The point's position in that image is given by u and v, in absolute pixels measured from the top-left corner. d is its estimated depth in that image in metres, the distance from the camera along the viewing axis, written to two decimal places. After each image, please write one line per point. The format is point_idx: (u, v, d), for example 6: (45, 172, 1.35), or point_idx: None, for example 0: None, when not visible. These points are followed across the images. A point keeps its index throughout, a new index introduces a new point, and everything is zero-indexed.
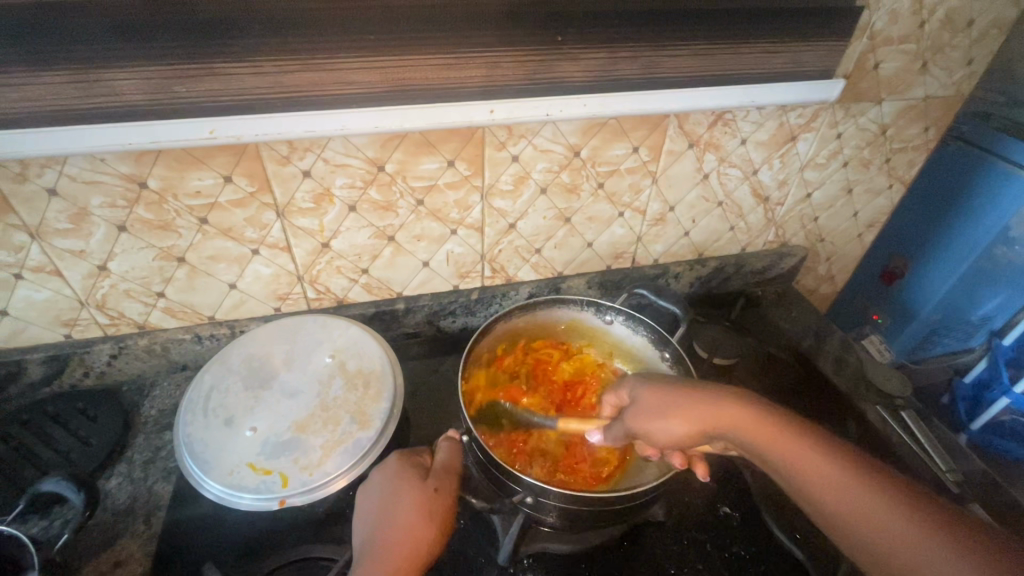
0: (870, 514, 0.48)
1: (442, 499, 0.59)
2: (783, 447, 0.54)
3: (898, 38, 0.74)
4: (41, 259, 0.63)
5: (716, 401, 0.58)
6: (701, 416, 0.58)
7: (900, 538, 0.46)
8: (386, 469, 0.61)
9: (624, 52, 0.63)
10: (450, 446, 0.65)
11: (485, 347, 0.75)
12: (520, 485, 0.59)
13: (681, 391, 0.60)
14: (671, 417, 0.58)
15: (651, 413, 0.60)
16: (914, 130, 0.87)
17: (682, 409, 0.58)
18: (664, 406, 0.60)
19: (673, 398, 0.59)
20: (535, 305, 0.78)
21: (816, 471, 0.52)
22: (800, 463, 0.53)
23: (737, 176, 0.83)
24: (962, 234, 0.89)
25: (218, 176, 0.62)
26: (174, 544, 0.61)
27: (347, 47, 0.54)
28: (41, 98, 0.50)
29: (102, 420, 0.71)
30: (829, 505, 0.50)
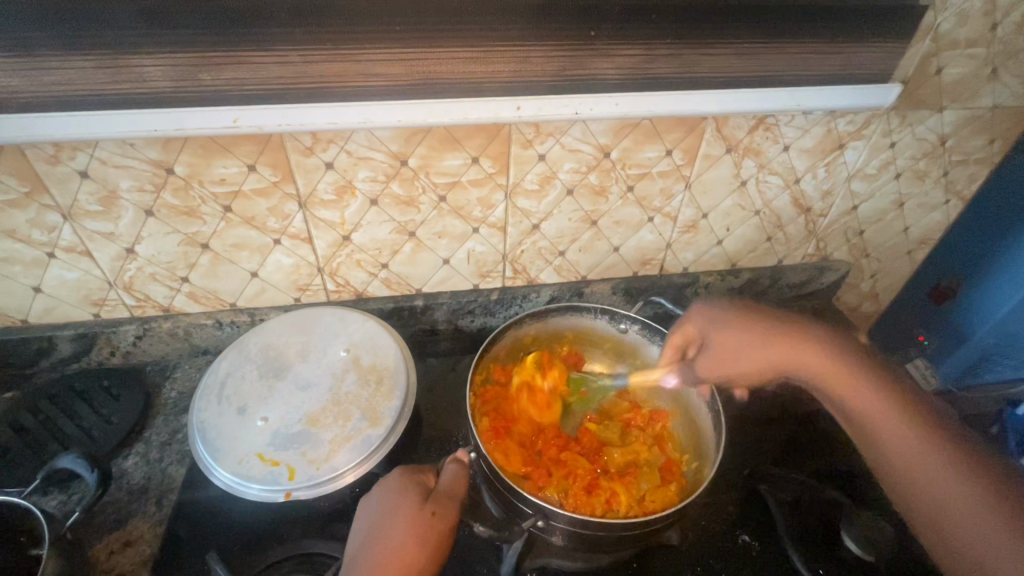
0: (958, 496, 0.49)
1: (439, 527, 0.55)
2: (850, 390, 0.58)
3: (966, 42, 0.68)
4: (72, 240, 0.64)
5: (786, 342, 0.62)
6: (785, 347, 0.62)
7: (939, 487, 0.50)
8: (386, 485, 0.58)
9: (660, 49, 0.60)
10: (457, 471, 0.61)
11: (501, 349, 0.76)
12: (529, 508, 0.57)
13: (773, 328, 0.64)
14: (769, 344, 0.63)
15: (740, 342, 0.64)
16: (977, 142, 0.80)
17: (752, 331, 0.64)
18: (748, 335, 0.64)
19: (790, 344, 0.62)
20: (547, 312, 0.76)
21: (916, 451, 0.53)
22: (868, 411, 0.57)
23: (778, 184, 0.78)
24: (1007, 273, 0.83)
25: (243, 165, 0.62)
26: (181, 526, 0.62)
27: (373, 36, 0.53)
28: (72, 83, 0.51)
29: (124, 399, 0.73)
30: (906, 464, 0.53)
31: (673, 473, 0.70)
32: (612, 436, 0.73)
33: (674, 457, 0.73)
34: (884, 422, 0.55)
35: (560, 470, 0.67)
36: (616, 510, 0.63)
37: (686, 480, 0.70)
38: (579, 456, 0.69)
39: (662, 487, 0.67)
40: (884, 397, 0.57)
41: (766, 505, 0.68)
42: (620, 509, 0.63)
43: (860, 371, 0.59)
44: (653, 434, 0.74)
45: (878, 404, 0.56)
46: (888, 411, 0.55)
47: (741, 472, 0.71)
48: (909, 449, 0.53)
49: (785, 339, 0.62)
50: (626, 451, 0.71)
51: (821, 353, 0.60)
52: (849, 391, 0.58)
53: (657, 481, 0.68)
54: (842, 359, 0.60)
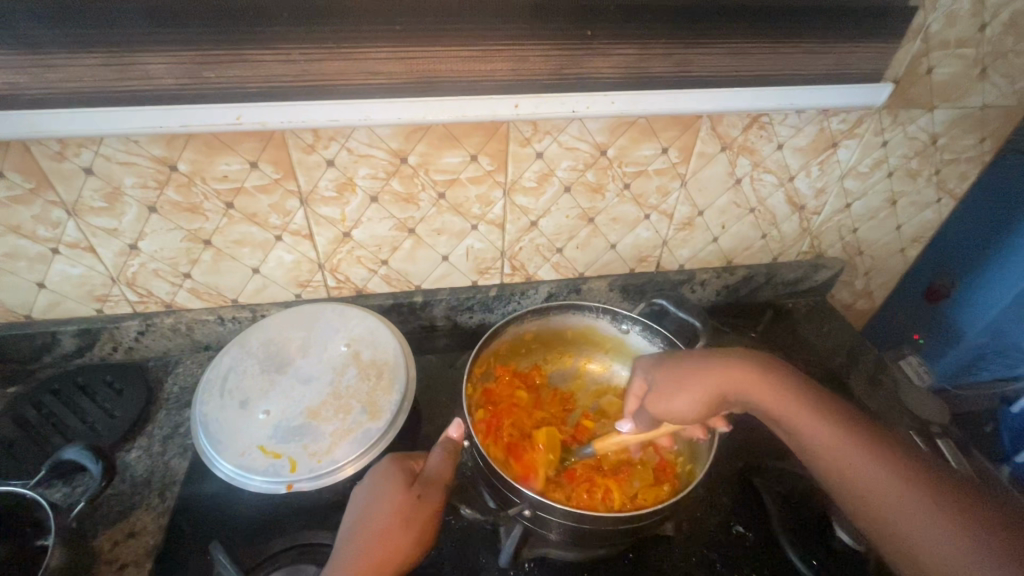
0: (930, 535, 0.45)
1: (423, 510, 0.56)
2: (791, 419, 0.56)
3: (955, 42, 0.70)
4: (76, 236, 0.65)
5: (712, 379, 0.60)
6: (713, 382, 0.60)
7: (906, 523, 0.46)
8: (377, 470, 0.59)
9: (655, 49, 0.61)
10: (445, 454, 0.60)
11: (503, 344, 0.76)
12: (519, 497, 0.58)
13: (696, 368, 0.62)
14: (699, 388, 0.61)
15: (672, 387, 0.62)
16: (968, 141, 0.81)
17: (681, 375, 0.62)
18: (680, 380, 0.62)
19: (714, 376, 0.60)
20: (548, 310, 0.77)
21: (859, 462, 0.50)
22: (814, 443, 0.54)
23: (772, 182, 0.80)
24: (998, 275, 0.86)
25: (245, 162, 0.63)
26: (185, 517, 0.63)
27: (373, 35, 0.54)
28: (78, 80, 0.52)
29: (127, 394, 0.73)
30: (867, 501, 0.49)
31: (668, 471, 0.71)
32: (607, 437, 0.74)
33: (667, 458, 0.73)
34: (831, 455, 0.52)
35: (559, 468, 0.68)
36: (610, 504, 0.64)
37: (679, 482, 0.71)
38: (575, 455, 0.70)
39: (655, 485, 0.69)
40: (826, 427, 0.54)
41: (761, 498, 0.68)
42: (614, 505, 0.64)
43: (791, 393, 0.57)
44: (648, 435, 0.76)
45: (820, 434, 0.54)
46: (834, 438, 0.53)
47: (736, 466, 0.72)
48: (860, 480, 0.50)
49: (705, 376, 0.61)
50: (620, 450, 0.72)
51: (749, 386, 0.59)
52: (790, 421, 0.56)
53: (651, 481, 0.69)
54: (769, 381, 0.58)
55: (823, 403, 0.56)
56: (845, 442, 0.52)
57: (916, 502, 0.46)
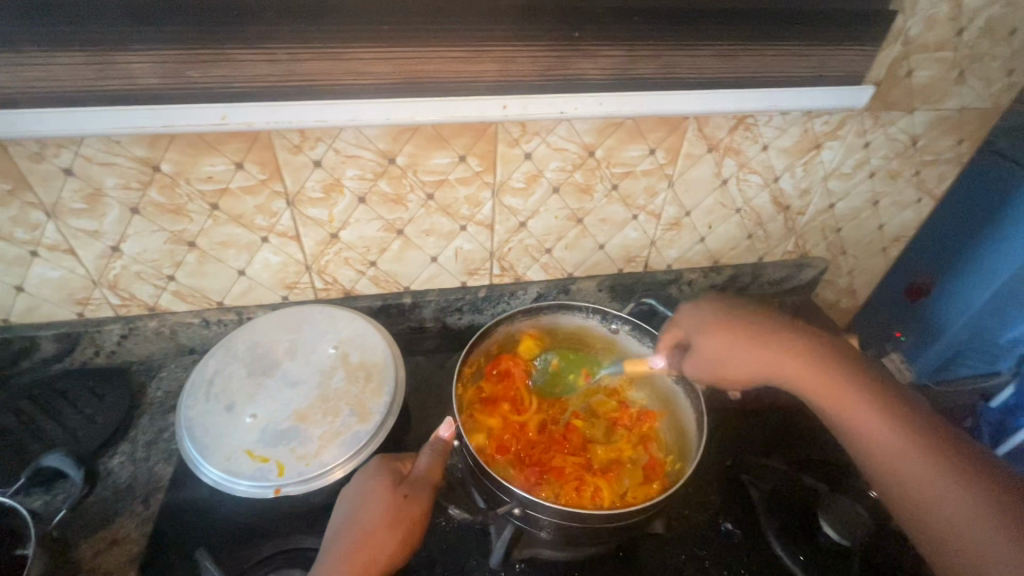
0: (960, 513, 0.49)
1: (411, 509, 0.56)
2: (835, 396, 0.58)
3: (934, 46, 0.71)
4: (55, 238, 0.64)
5: (768, 351, 0.62)
6: (767, 355, 0.62)
7: (937, 501, 0.50)
8: (364, 471, 0.59)
9: (642, 51, 0.61)
10: (434, 454, 0.60)
11: (496, 342, 0.77)
12: (508, 496, 0.57)
13: (751, 338, 0.63)
14: (753, 356, 0.62)
15: (724, 355, 0.63)
16: (947, 143, 0.83)
17: (737, 343, 0.63)
18: (733, 348, 0.63)
19: (769, 350, 0.62)
20: (540, 310, 0.77)
21: (897, 442, 0.54)
22: (854, 421, 0.56)
23: (757, 182, 0.81)
24: (972, 276, 0.87)
25: (230, 162, 0.62)
26: (170, 523, 0.62)
27: (361, 36, 0.54)
28: (57, 79, 0.51)
29: (109, 399, 0.72)
30: (902, 477, 0.53)
31: (658, 468, 0.71)
32: (597, 435, 0.74)
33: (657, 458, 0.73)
34: (871, 432, 0.55)
35: (551, 463, 0.68)
36: (598, 504, 0.65)
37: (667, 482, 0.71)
38: (564, 454, 0.70)
39: (644, 484, 0.69)
40: (868, 408, 0.56)
41: (748, 494, 0.69)
42: (603, 504, 0.64)
43: (841, 371, 0.59)
44: (639, 433, 0.75)
45: (865, 410, 0.56)
46: (876, 419, 0.55)
47: (725, 464, 0.73)
48: (896, 458, 0.53)
49: (761, 347, 0.62)
50: (609, 448, 0.72)
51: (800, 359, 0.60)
52: (833, 398, 0.58)
53: (641, 479, 0.69)
54: (820, 361, 0.60)
55: (867, 383, 0.58)
56: (884, 424, 0.55)
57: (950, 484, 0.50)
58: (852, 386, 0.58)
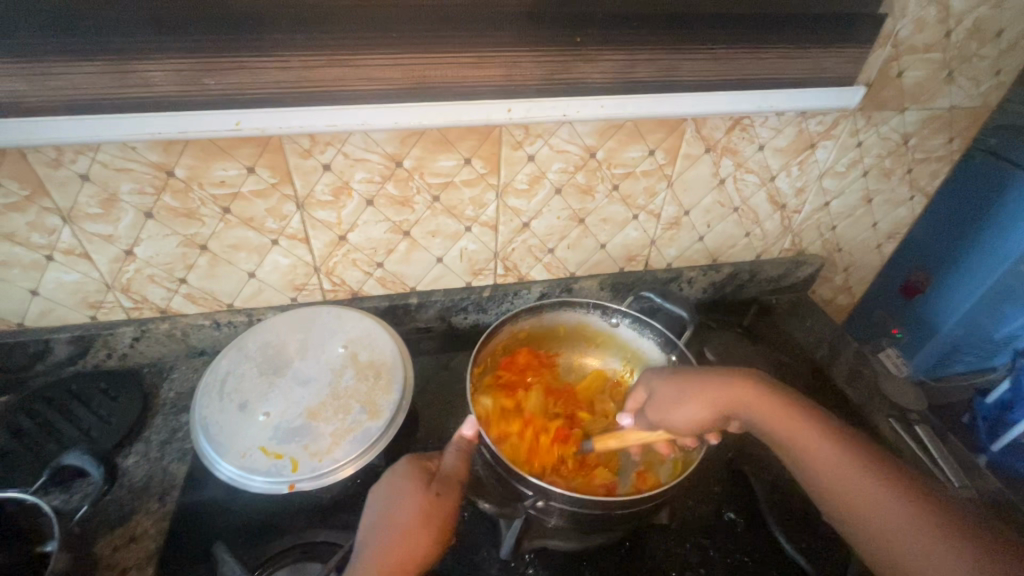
0: (926, 554, 0.46)
1: (443, 506, 0.57)
2: (795, 435, 0.57)
3: (923, 47, 0.73)
4: (71, 242, 0.65)
5: (721, 390, 0.61)
6: (718, 396, 0.61)
7: (901, 543, 0.47)
8: (395, 471, 0.60)
9: (641, 55, 0.63)
10: (461, 453, 0.61)
11: (500, 343, 0.78)
12: (529, 489, 0.59)
13: (704, 381, 0.63)
14: (705, 398, 0.62)
15: (676, 399, 0.63)
16: (938, 141, 0.85)
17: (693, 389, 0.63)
18: (685, 394, 0.63)
19: (718, 390, 0.61)
20: (542, 307, 0.78)
21: (855, 480, 0.52)
22: (812, 459, 0.55)
23: (754, 182, 0.83)
24: (966, 277, 0.92)
25: (242, 167, 0.64)
26: (186, 519, 0.63)
27: (370, 44, 0.56)
28: (77, 87, 0.53)
29: (123, 400, 0.73)
30: (860, 517, 0.50)
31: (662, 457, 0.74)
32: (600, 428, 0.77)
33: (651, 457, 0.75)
34: (829, 468, 0.53)
35: (562, 447, 0.71)
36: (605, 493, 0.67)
37: (662, 479, 0.72)
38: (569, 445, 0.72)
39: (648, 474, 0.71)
40: (827, 446, 0.54)
41: (751, 484, 0.71)
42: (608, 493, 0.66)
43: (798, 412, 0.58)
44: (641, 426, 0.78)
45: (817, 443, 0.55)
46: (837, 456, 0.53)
47: (727, 456, 0.74)
48: (857, 495, 0.51)
49: (709, 391, 0.62)
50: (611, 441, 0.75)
51: (756, 394, 0.60)
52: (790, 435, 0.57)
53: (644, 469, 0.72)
54: (780, 401, 0.59)
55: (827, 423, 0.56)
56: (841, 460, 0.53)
57: (915, 524, 0.47)
58: (806, 421, 0.57)
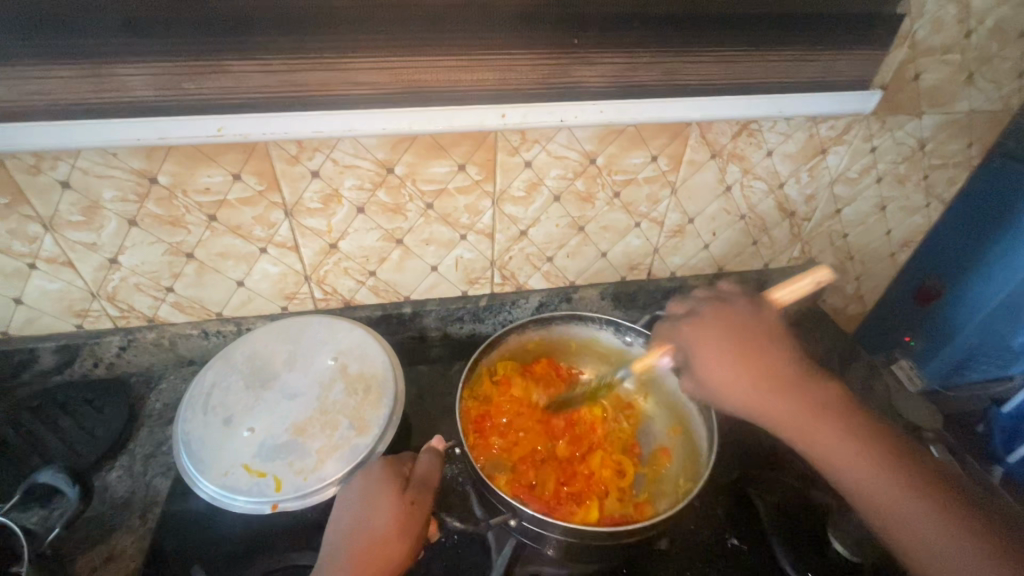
0: (922, 521, 0.49)
1: (419, 513, 0.57)
2: (815, 414, 0.54)
3: (941, 48, 0.70)
4: (53, 251, 0.63)
5: (757, 361, 0.57)
6: (757, 363, 0.57)
7: (902, 512, 0.50)
8: (369, 474, 0.58)
9: (642, 58, 0.60)
10: (432, 460, 0.62)
11: (509, 350, 0.77)
12: (503, 507, 0.58)
13: (743, 348, 0.58)
14: (733, 365, 0.57)
15: (715, 353, 0.58)
16: (955, 146, 0.81)
17: (729, 349, 0.58)
18: (722, 354, 0.58)
19: (758, 362, 0.57)
20: (551, 320, 0.77)
21: (862, 461, 0.52)
22: (826, 439, 0.54)
23: (762, 189, 0.79)
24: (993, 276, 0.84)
25: (227, 173, 0.62)
26: (169, 536, 0.61)
27: (357, 46, 0.53)
28: (52, 92, 0.51)
29: (107, 411, 0.72)
30: (866, 489, 0.51)
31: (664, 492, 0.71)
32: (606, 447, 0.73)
33: (653, 489, 0.72)
34: (841, 445, 0.53)
35: (569, 469, 0.69)
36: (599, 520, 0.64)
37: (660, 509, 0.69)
38: (569, 467, 0.70)
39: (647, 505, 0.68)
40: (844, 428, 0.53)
41: (756, 506, 0.68)
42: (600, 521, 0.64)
43: (822, 392, 0.55)
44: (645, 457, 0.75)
45: (835, 421, 0.54)
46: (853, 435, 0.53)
47: (731, 475, 0.72)
48: (867, 468, 0.52)
49: (748, 354, 0.57)
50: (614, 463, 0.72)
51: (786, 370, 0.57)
52: (810, 411, 0.55)
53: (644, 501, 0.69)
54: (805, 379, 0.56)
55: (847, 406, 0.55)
56: (856, 440, 0.53)
57: (911, 496, 0.50)
58: (830, 400, 0.55)
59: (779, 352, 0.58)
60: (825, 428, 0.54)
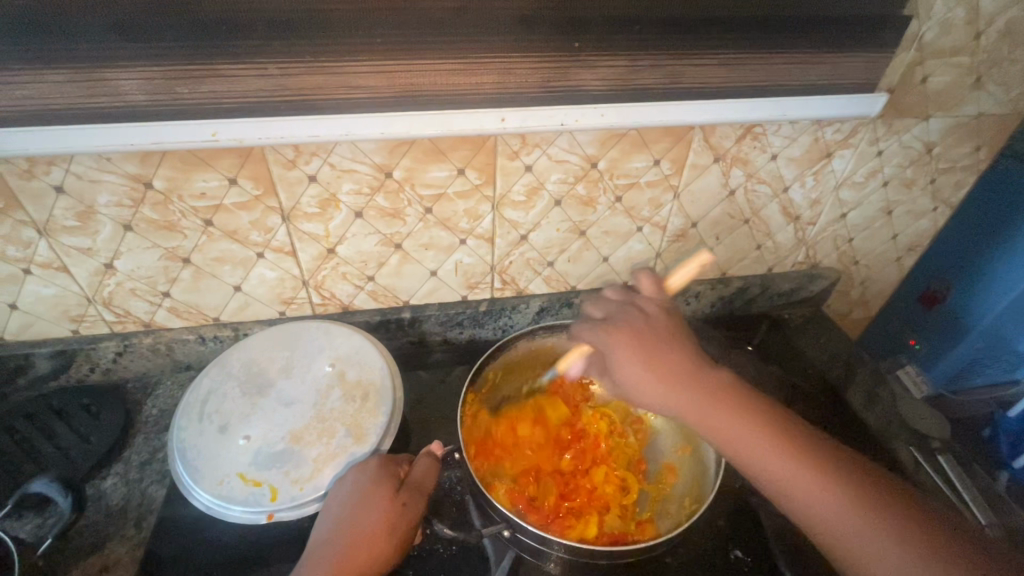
0: (823, 499, 0.50)
1: (410, 516, 0.56)
2: (716, 405, 0.55)
3: (950, 51, 0.68)
4: (48, 256, 0.63)
5: (663, 359, 0.57)
6: (662, 362, 0.57)
7: (807, 492, 0.50)
8: (362, 472, 0.57)
9: (643, 62, 0.59)
10: (427, 463, 0.61)
11: (514, 357, 0.78)
12: (499, 518, 0.60)
13: (648, 347, 0.57)
14: (640, 365, 0.57)
15: (625, 356, 0.57)
16: (963, 150, 0.80)
17: (636, 350, 0.57)
18: (630, 356, 0.57)
19: (664, 359, 0.57)
20: (562, 326, 0.78)
21: (766, 448, 0.52)
22: (729, 429, 0.54)
23: (766, 193, 0.78)
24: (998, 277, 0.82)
25: (223, 178, 0.61)
26: (163, 545, 0.61)
27: (354, 50, 0.52)
28: (44, 96, 0.50)
29: (103, 418, 0.71)
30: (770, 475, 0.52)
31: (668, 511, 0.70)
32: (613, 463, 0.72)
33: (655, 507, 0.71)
34: (744, 433, 0.53)
35: (572, 483, 0.68)
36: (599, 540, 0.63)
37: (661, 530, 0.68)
38: (572, 481, 0.68)
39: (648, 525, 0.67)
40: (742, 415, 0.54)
41: (760, 518, 0.67)
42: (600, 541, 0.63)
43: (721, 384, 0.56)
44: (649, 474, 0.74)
45: (735, 410, 0.54)
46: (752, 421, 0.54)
47: (734, 484, 0.70)
48: (768, 454, 0.52)
49: (651, 353, 0.57)
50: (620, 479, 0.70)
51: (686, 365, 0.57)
52: (711, 403, 0.55)
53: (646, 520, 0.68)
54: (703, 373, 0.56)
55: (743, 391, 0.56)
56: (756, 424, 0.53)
57: (811, 475, 0.51)
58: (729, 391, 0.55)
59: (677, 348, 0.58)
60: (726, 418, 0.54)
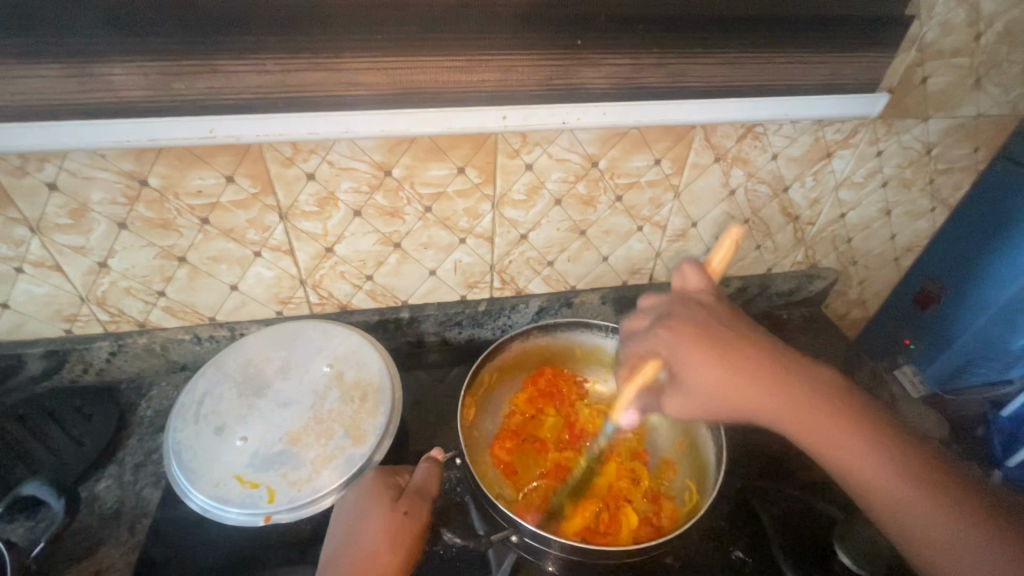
0: (931, 511, 0.44)
1: (412, 525, 0.56)
2: (803, 403, 0.49)
3: (950, 52, 0.69)
4: (41, 254, 0.62)
5: (736, 357, 0.51)
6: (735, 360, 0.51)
7: (909, 501, 0.44)
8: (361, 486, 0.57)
9: (645, 60, 0.59)
10: (428, 470, 0.61)
11: (510, 359, 0.77)
12: (505, 522, 0.59)
13: (719, 346, 0.52)
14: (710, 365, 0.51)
15: (692, 354, 0.52)
16: (962, 150, 0.80)
17: (705, 347, 0.52)
18: (698, 354, 0.52)
19: (736, 358, 0.51)
20: (555, 326, 0.77)
21: (860, 450, 0.47)
22: (817, 430, 0.48)
23: (766, 193, 0.78)
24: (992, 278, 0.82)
25: (220, 176, 0.60)
26: (158, 548, 0.60)
27: (354, 46, 0.52)
28: (38, 92, 0.49)
29: (96, 419, 0.70)
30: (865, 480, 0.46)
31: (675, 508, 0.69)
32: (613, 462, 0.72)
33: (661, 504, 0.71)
34: (834, 434, 0.47)
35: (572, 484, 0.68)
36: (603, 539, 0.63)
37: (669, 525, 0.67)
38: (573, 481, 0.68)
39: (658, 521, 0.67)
40: (833, 414, 0.48)
41: (760, 519, 0.67)
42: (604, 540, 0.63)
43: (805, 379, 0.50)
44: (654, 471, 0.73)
45: (822, 409, 0.48)
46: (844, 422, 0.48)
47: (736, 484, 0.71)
48: (862, 458, 0.46)
49: (722, 351, 0.51)
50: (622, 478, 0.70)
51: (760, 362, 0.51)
52: (795, 400, 0.49)
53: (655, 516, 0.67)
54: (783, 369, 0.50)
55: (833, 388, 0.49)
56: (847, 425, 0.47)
57: (913, 483, 0.45)
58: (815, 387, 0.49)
59: (753, 346, 0.52)
60: (814, 418, 0.48)
